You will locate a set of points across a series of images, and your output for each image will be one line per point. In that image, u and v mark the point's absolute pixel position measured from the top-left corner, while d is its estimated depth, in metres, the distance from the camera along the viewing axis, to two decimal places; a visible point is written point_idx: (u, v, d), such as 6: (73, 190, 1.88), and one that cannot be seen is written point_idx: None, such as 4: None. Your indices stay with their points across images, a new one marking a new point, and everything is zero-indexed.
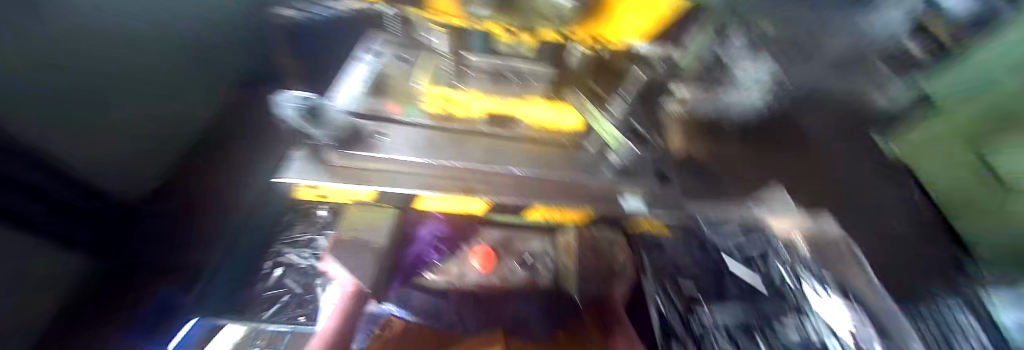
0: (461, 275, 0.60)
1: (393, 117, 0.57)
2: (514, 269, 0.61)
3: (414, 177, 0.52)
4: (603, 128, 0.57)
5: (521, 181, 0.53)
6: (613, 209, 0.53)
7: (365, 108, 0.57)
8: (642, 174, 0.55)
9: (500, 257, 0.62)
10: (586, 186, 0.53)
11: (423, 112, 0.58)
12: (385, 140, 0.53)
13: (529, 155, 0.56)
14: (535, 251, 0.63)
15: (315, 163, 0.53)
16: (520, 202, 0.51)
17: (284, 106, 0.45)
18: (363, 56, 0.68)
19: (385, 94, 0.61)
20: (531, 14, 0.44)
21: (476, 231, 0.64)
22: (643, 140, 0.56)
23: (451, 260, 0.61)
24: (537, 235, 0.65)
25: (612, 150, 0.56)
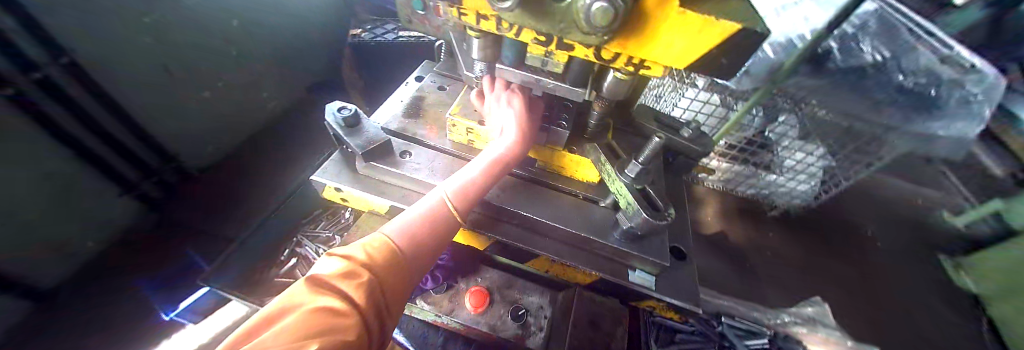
0: (450, 311, 0.56)
1: (420, 138, 0.60)
2: (505, 319, 0.56)
3: None
4: (619, 190, 0.46)
5: (528, 225, 0.53)
6: (618, 274, 0.50)
7: (399, 127, 0.61)
8: (658, 245, 0.51)
9: (494, 302, 0.58)
10: (594, 244, 0.51)
11: (449, 139, 0.59)
12: (409, 159, 0.56)
13: (541, 200, 0.55)
14: (534, 304, 0.58)
15: (344, 167, 0.57)
16: (522, 246, 0.51)
17: (326, 114, 0.54)
18: (411, 82, 0.74)
19: (417, 116, 0.63)
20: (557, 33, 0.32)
21: (478, 267, 0.62)
22: (664, 212, 0.43)
23: (444, 293, 0.58)
24: (538, 287, 0.60)
25: (626, 217, 0.47)
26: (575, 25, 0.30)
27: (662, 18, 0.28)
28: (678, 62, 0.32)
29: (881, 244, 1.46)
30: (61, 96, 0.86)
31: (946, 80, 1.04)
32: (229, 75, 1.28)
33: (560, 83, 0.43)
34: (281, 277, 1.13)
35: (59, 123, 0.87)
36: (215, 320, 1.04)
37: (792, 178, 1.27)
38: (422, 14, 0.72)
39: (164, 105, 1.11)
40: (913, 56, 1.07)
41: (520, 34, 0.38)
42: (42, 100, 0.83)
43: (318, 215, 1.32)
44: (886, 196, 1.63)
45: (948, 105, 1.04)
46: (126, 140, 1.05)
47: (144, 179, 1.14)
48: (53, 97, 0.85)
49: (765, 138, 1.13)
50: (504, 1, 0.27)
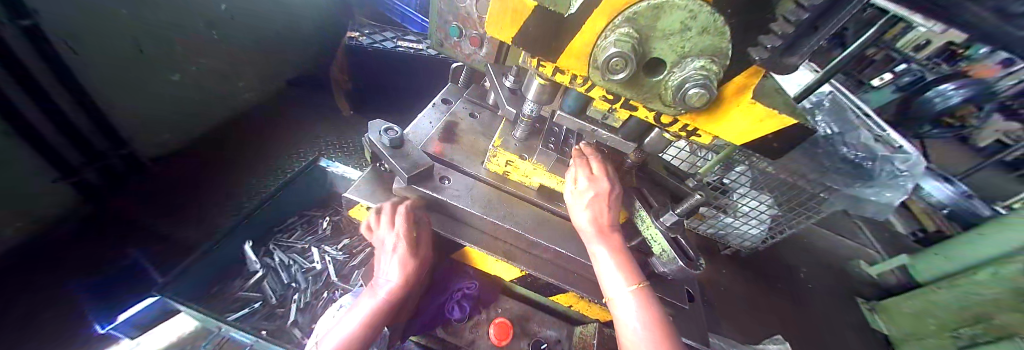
0: (470, 341, 0.56)
1: (455, 164, 0.60)
2: None
3: (462, 228, 0.54)
4: (654, 236, 0.50)
5: (558, 260, 0.55)
6: None
7: (433, 149, 0.62)
8: (672, 287, 0.58)
9: (514, 334, 0.58)
10: None
11: (484, 167, 0.61)
12: (448, 184, 0.56)
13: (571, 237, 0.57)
14: (552, 338, 0.59)
15: (375, 186, 0.56)
16: (554, 282, 0.54)
17: (369, 131, 0.53)
18: (438, 104, 0.75)
19: (450, 140, 0.64)
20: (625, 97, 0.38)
21: (496, 297, 0.61)
22: (695, 261, 0.47)
23: (465, 323, 0.57)
24: (554, 320, 0.61)
25: (659, 261, 0.51)
26: (660, 97, 0.34)
27: (739, 103, 0.33)
28: (735, 138, 0.37)
29: (814, 287, 1.67)
30: (11, 62, 0.74)
31: (879, 156, 1.19)
32: (206, 58, 1.18)
33: (614, 136, 0.48)
34: (245, 290, 1.03)
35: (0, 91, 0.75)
36: (162, 334, 0.94)
37: (746, 222, 1.47)
38: (455, 40, 0.74)
39: (130, 84, 0.99)
40: (856, 134, 1.25)
41: (590, 89, 0.41)
42: None
43: (294, 224, 1.21)
44: (820, 245, 1.87)
45: (878, 176, 1.16)
46: (77, 120, 0.92)
47: (87, 164, 0.99)
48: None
49: (724, 183, 1.31)
50: (615, 73, 0.31)
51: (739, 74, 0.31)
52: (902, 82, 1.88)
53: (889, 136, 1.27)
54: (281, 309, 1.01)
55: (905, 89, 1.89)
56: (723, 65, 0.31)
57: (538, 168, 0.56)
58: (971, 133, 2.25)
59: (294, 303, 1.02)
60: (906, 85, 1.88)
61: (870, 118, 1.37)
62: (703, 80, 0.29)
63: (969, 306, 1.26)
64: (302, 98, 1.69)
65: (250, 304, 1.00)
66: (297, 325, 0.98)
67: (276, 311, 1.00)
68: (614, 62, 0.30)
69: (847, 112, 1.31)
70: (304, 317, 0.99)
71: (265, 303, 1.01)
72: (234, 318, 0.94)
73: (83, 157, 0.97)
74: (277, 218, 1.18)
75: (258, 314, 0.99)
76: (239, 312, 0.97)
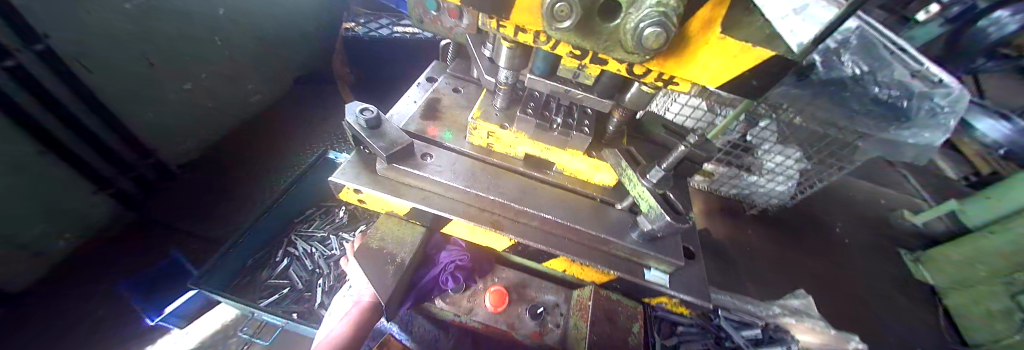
0: (468, 310, 0.57)
1: (439, 140, 0.60)
2: (523, 317, 0.58)
3: (446, 203, 0.54)
4: (641, 195, 0.48)
5: (547, 228, 0.54)
6: (634, 273, 0.53)
7: (417, 128, 0.61)
8: (671, 246, 0.55)
9: (510, 301, 0.59)
10: (611, 245, 0.54)
11: (468, 141, 0.61)
12: (431, 162, 0.56)
13: (559, 203, 0.57)
14: (550, 302, 0.60)
15: (362, 169, 0.56)
16: (542, 248, 0.53)
17: (347, 114, 0.53)
18: (422, 83, 0.74)
19: (435, 118, 0.64)
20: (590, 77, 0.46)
21: (493, 266, 0.62)
22: (685, 215, 0.45)
23: (462, 292, 0.59)
24: (553, 286, 0.62)
25: (646, 220, 0.49)
26: (621, 45, 0.32)
27: (709, 41, 0.30)
28: (711, 81, 0.34)
29: (849, 241, 1.57)
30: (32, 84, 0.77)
31: (915, 93, 1.05)
32: (214, 66, 1.22)
33: (588, 94, 0.46)
34: (273, 278, 1.10)
35: (33, 115, 0.79)
36: (206, 322, 1.07)
37: (772, 179, 1.40)
38: (434, 14, 0.70)
39: (148, 97, 1.03)
40: (887, 72, 1.12)
41: (555, 47, 0.39)
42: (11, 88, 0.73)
43: (312, 214, 1.28)
44: (856, 197, 1.75)
45: (916, 114, 1.02)
46: (105, 137, 0.95)
47: (120, 175, 1.03)
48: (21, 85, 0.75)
49: (747, 142, 1.27)
50: (563, 21, 0.28)
51: (701, 6, 0.28)
52: (952, 13, 1.64)
53: (928, 70, 1.13)
54: (309, 292, 1.07)
55: (954, 21, 1.65)
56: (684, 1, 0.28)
57: (519, 137, 0.55)
58: None
59: (319, 287, 1.08)
60: (956, 16, 1.63)
61: (906, 53, 1.22)
62: (658, 18, 0.26)
63: None
64: (308, 95, 1.72)
65: (277, 291, 1.07)
66: (325, 306, 1.05)
67: (304, 294, 1.07)
68: (559, 8, 0.27)
69: (879, 49, 1.18)
70: (330, 299, 1.06)
71: (292, 289, 1.07)
72: (265, 304, 1.01)
73: (112, 167, 1.00)
74: (295, 210, 1.24)
75: (288, 299, 1.05)
76: (269, 299, 1.04)
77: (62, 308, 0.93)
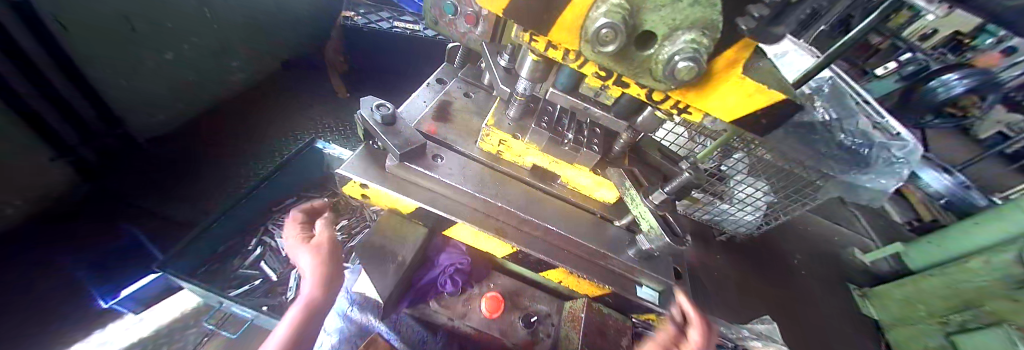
0: (463, 314, 0.59)
1: (449, 143, 0.61)
2: (516, 326, 0.59)
3: (456, 206, 0.56)
4: (642, 214, 0.51)
5: (548, 238, 0.57)
6: (627, 289, 0.56)
7: (427, 128, 0.62)
8: (660, 265, 0.59)
9: (506, 308, 0.61)
10: (609, 260, 0.57)
11: (478, 147, 0.62)
12: (441, 163, 0.57)
13: (562, 216, 0.59)
14: (543, 312, 0.62)
15: (370, 163, 0.56)
16: (543, 258, 0.55)
17: (361, 108, 0.54)
18: (433, 84, 0.74)
19: (444, 120, 0.64)
20: (643, 65, 0.34)
21: (489, 273, 0.64)
22: (683, 238, 0.49)
23: (457, 297, 0.60)
24: (547, 296, 0.64)
25: (645, 238, 0.53)
26: (651, 72, 0.34)
27: (727, 79, 0.33)
28: (726, 114, 0.38)
29: (805, 272, 1.69)
30: None
31: (877, 142, 1.17)
32: (195, 39, 1.13)
33: (605, 113, 0.50)
34: (245, 268, 1.05)
35: None
36: (166, 309, 1.00)
37: (741, 209, 1.48)
38: (450, 18, 0.71)
39: (117, 58, 0.96)
40: (852, 120, 1.21)
41: (583, 65, 0.41)
42: None
43: (293, 204, 1.23)
44: (816, 231, 1.88)
45: (874, 164, 1.16)
46: (63, 90, 0.90)
47: (83, 144, 1.00)
48: None
49: (721, 170, 1.30)
50: (605, 45, 0.30)
51: (729, 47, 0.30)
52: (906, 72, 1.78)
53: (888, 123, 1.23)
54: (282, 286, 1.02)
55: (908, 79, 1.80)
56: (715, 39, 0.30)
57: (531, 148, 0.57)
58: (975, 125, 2.17)
59: (294, 281, 1.03)
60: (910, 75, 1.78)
61: (869, 105, 1.32)
62: (692, 52, 0.28)
63: (959, 293, 1.26)
64: (296, 80, 1.65)
65: (251, 281, 1.02)
66: (297, 302, 1.00)
67: (277, 288, 1.02)
68: (604, 34, 0.28)
69: (846, 97, 1.26)
70: (304, 294, 1.02)
71: (265, 280, 1.03)
72: (234, 294, 0.96)
73: (77, 137, 0.98)
74: (275, 199, 1.19)
75: (259, 290, 1.01)
76: (240, 288, 0.99)
77: (31, 295, 0.89)
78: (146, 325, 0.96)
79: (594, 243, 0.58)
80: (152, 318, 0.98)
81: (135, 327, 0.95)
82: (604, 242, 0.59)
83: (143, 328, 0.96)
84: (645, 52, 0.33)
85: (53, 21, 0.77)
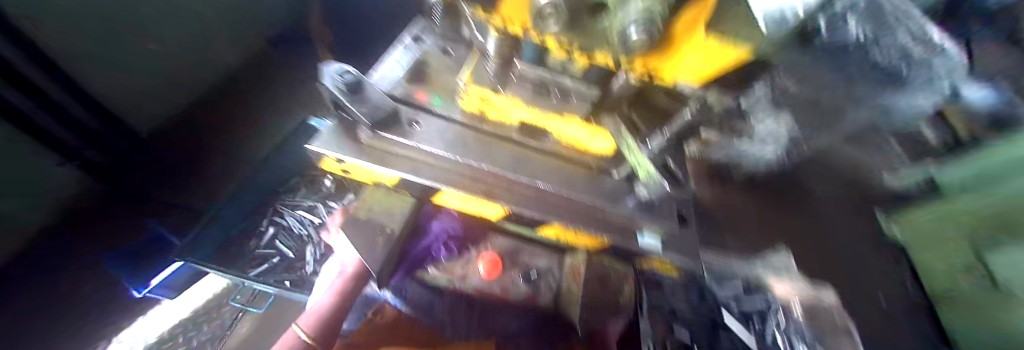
0: (462, 276, 0.59)
1: (427, 107, 0.57)
2: (517, 283, 0.60)
3: (438, 171, 0.52)
4: (638, 162, 0.48)
5: (541, 196, 0.54)
6: (628, 239, 0.54)
7: (403, 93, 0.59)
8: (664, 212, 0.56)
9: (505, 266, 0.61)
10: (607, 213, 0.54)
11: (459, 108, 0.58)
12: (419, 130, 0.54)
13: (554, 172, 0.56)
14: (542, 268, 0.62)
15: (343, 136, 0.53)
16: (535, 216, 0.52)
17: (323, 78, 0.50)
18: (409, 43, 0.68)
19: (421, 82, 0.61)
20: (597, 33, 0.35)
21: (487, 235, 0.64)
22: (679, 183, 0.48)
23: (456, 260, 0.61)
24: (547, 252, 0.64)
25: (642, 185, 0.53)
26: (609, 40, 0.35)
27: (692, 39, 0.34)
28: (694, 72, 0.39)
29: (830, 205, 1.61)
30: None
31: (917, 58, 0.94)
32: (171, 29, 1.11)
33: (579, 82, 0.47)
34: (261, 248, 1.05)
35: None
36: (197, 293, 1.08)
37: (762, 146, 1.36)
38: None
39: (104, 57, 0.97)
40: None
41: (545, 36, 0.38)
42: None
43: (297, 183, 1.21)
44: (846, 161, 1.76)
45: (913, 83, 0.98)
46: (53, 93, 0.91)
47: (84, 145, 1.00)
48: None
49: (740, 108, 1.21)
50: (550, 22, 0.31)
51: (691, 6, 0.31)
52: None
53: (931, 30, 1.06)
54: (299, 262, 1.04)
55: None
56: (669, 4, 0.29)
57: (515, 103, 0.52)
58: None
59: (310, 256, 1.04)
60: None
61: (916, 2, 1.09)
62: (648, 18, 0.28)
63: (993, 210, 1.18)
64: None
65: (268, 260, 1.02)
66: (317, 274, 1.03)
67: (295, 264, 1.03)
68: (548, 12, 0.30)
69: None
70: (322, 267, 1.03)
71: (282, 258, 1.03)
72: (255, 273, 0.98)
73: (79, 139, 0.98)
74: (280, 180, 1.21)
75: (278, 267, 1.01)
76: (260, 267, 1.01)
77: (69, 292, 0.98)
78: (182, 307, 1.06)
79: (590, 197, 0.55)
80: (184, 300, 1.06)
81: (172, 308, 1.05)
82: (603, 195, 0.55)
83: (181, 310, 1.05)
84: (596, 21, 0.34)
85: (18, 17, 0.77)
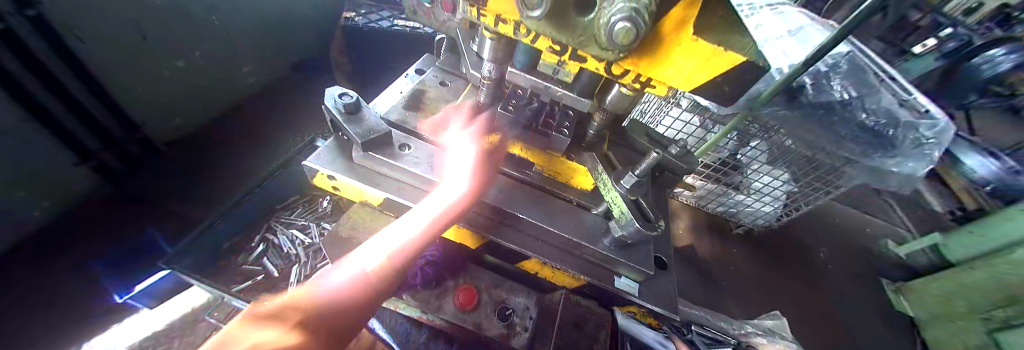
0: (438, 307, 0.57)
1: (421, 133, 0.60)
2: (491, 317, 0.58)
3: (423, 194, 0.54)
4: (614, 199, 0.49)
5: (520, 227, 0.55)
6: (604, 280, 0.54)
7: (397, 118, 0.61)
8: (641, 253, 0.55)
9: (480, 301, 0.59)
10: (584, 249, 0.54)
11: (449, 136, 0.60)
12: (408, 153, 0.55)
13: (537, 204, 0.57)
14: (521, 305, 0.60)
15: (338, 155, 0.56)
16: (511, 246, 0.52)
17: (325, 100, 0.53)
18: (412, 74, 0.74)
19: (417, 109, 0.64)
20: (587, 34, 0.32)
21: (466, 266, 0.63)
22: (654, 223, 0.46)
23: (432, 290, 0.59)
24: (526, 289, 0.63)
25: (618, 225, 0.50)
26: (595, 40, 0.32)
27: (681, 40, 0.30)
28: (685, 84, 0.34)
29: (832, 267, 1.57)
30: (27, 55, 0.78)
31: (902, 122, 1.05)
32: (207, 45, 1.17)
33: (566, 92, 0.45)
34: (249, 263, 1.06)
35: (24, 85, 0.80)
36: (175, 306, 1.07)
37: (758, 200, 1.41)
38: (428, 7, 0.72)
39: (133, 68, 1.01)
40: (876, 98, 1.10)
41: (536, 40, 0.39)
42: (7, 59, 0.75)
43: (295, 202, 1.27)
44: (843, 221, 1.75)
45: (900, 145, 1.04)
46: (83, 99, 0.93)
47: (104, 147, 1.02)
48: (20, 60, 0.77)
49: (736, 160, 1.28)
50: (533, 10, 0.28)
51: (674, 4, 0.27)
52: (947, 48, 1.66)
53: (916, 100, 1.12)
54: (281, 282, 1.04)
55: (950, 56, 1.64)
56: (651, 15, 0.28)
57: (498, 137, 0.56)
58: None
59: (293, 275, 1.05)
60: (951, 52, 1.65)
61: (896, 83, 1.21)
62: (629, 12, 0.26)
63: (1010, 284, 1.12)
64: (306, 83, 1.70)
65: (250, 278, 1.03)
66: None
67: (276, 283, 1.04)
68: None
69: (867, 74, 1.15)
70: None
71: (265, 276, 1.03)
72: (236, 290, 0.97)
73: (100, 142, 1.00)
74: (277, 197, 1.23)
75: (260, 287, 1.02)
76: (242, 285, 1.00)
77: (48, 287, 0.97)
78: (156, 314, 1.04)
79: (570, 235, 0.55)
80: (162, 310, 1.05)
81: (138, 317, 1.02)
82: (586, 230, 0.56)
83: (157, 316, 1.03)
84: (587, 21, 0.31)
85: (70, 26, 0.81)
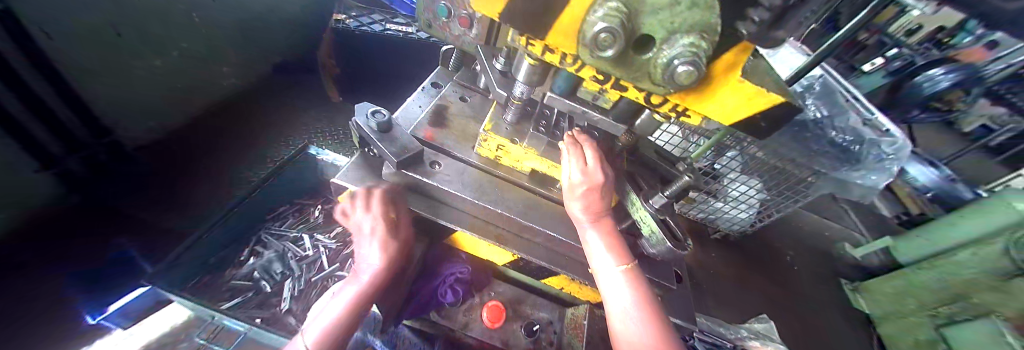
0: (464, 324, 0.60)
1: (448, 150, 0.61)
2: (518, 334, 0.60)
3: (455, 213, 0.57)
4: (643, 218, 0.52)
5: (549, 243, 0.57)
6: None
7: (423, 134, 0.61)
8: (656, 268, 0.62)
9: (508, 316, 0.62)
10: None
11: (475, 153, 0.61)
12: (439, 170, 0.57)
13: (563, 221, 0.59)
14: (544, 319, 0.63)
15: (367, 174, 0.57)
16: (543, 264, 0.56)
17: (357, 115, 0.55)
18: (427, 88, 0.74)
19: (442, 126, 0.64)
20: (642, 71, 0.34)
21: (490, 281, 0.66)
22: (683, 242, 0.50)
23: (458, 306, 0.61)
24: (548, 304, 0.66)
25: (649, 243, 0.53)
26: (650, 77, 0.34)
27: (727, 83, 0.33)
28: (724, 117, 0.38)
29: (798, 268, 1.71)
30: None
31: (867, 138, 1.16)
32: (185, 43, 1.11)
33: (603, 117, 0.49)
34: (237, 279, 1.03)
35: None
36: (154, 324, 0.92)
37: (735, 206, 1.50)
38: (445, 21, 0.70)
39: (109, 69, 0.94)
40: (845, 118, 1.21)
41: (580, 69, 0.40)
42: None
43: (285, 213, 1.21)
44: (808, 226, 1.90)
45: (864, 160, 1.15)
46: (46, 97, 0.85)
47: (68, 154, 0.95)
48: None
49: (715, 169, 1.33)
50: (604, 50, 0.29)
51: (729, 51, 0.30)
52: (892, 67, 1.89)
53: (877, 120, 1.25)
54: (276, 297, 1.00)
55: None
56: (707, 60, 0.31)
57: (530, 152, 0.56)
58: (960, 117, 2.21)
59: (287, 291, 1.01)
60: (897, 69, 1.88)
61: (859, 102, 1.34)
62: (692, 56, 0.28)
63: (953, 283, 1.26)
64: (289, 84, 1.63)
65: (242, 293, 1.00)
66: (292, 313, 0.98)
67: (271, 299, 1.00)
68: (603, 38, 0.28)
69: (837, 96, 1.28)
70: (299, 306, 0.99)
71: (258, 292, 1.01)
72: (226, 307, 0.94)
73: (64, 147, 0.94)
74: (267, 207, 1.17)
75: (251, 302, 0.99)
76: (232, 301, 0.98)
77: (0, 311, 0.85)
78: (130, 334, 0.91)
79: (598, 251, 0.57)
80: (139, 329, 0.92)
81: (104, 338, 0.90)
82: None
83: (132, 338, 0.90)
84: (645, 59, 0.33)
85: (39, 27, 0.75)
